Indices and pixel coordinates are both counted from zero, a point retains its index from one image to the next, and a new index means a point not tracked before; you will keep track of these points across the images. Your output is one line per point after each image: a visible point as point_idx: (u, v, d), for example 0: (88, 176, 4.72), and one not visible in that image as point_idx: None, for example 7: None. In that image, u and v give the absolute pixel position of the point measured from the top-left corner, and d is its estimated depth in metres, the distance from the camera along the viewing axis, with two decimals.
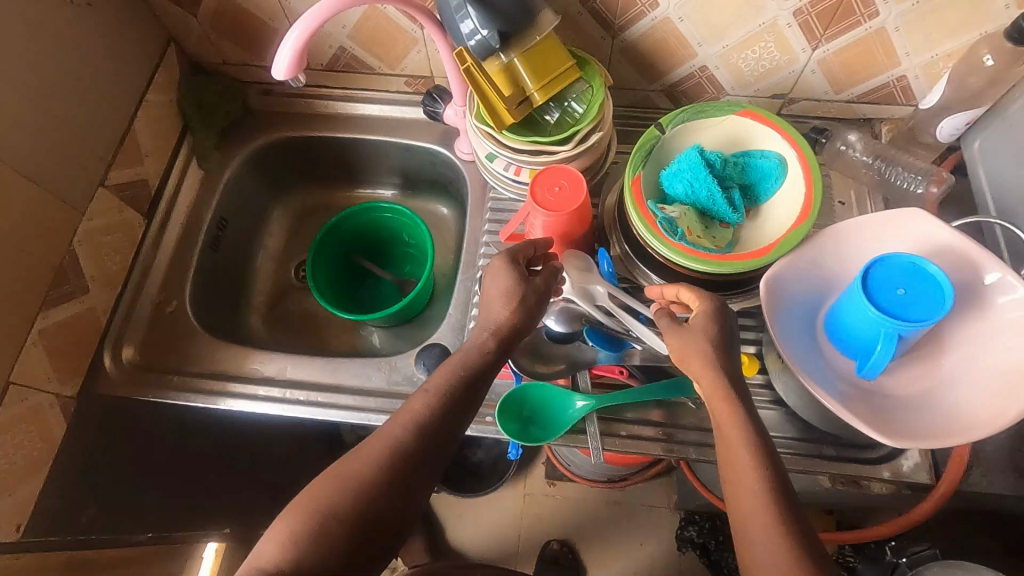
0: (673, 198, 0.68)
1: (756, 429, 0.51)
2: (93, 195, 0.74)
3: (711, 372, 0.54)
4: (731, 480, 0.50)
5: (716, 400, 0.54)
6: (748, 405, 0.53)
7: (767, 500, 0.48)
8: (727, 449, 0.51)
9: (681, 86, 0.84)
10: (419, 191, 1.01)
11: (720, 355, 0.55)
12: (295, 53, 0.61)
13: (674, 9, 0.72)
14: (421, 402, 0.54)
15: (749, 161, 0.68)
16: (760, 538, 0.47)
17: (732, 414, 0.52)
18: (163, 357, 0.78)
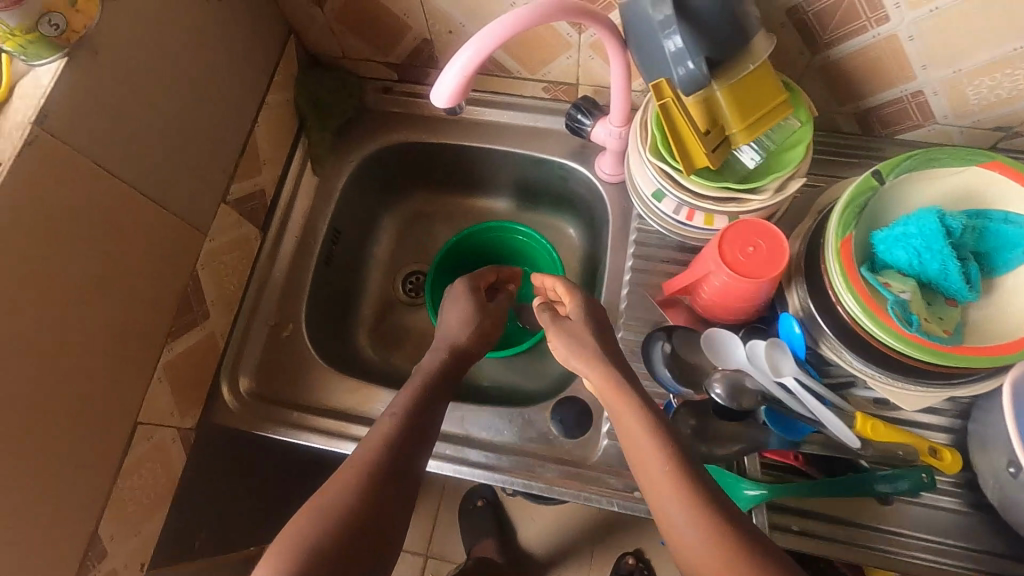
0: (890, 266, 0.57)
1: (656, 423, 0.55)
2: (216, 213, 0.68)
3: (606, 373, 0.60)
4: (644, 470, 0.54)
5: (614, 395, 0.59)
6: (654, 408, 0.57)
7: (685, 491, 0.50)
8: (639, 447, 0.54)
9: (880, 111, 0.70)
10: (540, 204, 0.92)
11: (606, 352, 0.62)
12: (464, 78, 0.52)
13: (908, 26, 0.58)
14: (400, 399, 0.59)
15: (991, 225, 0.54)
16: (690, 523, 0.49)
17: (633, 412, 0.56)
18: (280, 386, 0.74)
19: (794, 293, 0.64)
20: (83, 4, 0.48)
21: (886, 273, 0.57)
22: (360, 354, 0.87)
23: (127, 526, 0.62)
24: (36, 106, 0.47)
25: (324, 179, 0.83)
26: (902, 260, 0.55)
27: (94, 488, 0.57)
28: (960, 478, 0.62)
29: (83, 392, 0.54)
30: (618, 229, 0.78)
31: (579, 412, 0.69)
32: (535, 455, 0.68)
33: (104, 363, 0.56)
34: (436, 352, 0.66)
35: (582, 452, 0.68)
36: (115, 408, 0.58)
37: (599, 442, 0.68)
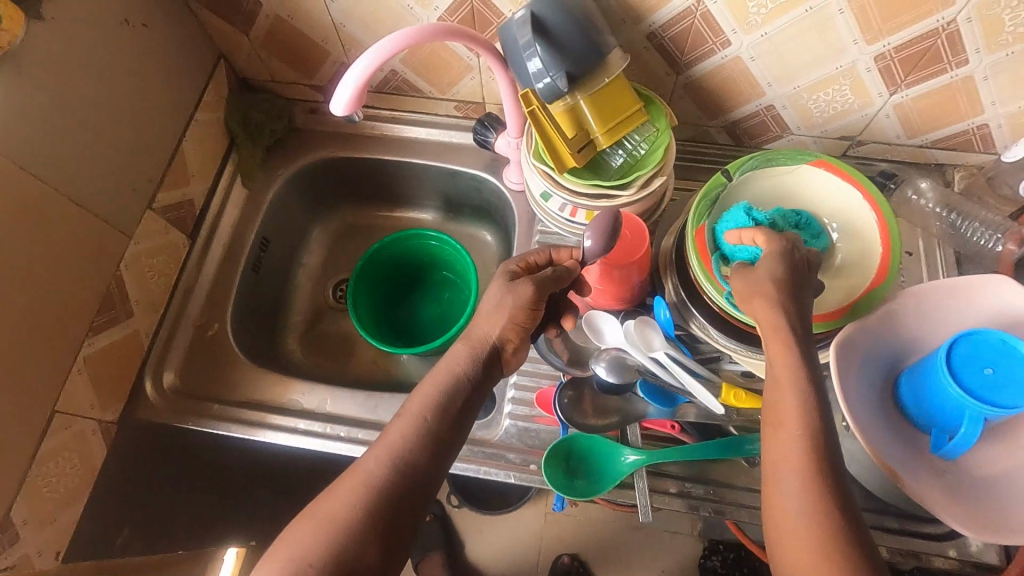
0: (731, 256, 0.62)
1: (822, 427, 0.47)
2: (142, 218, 0.73)
3: (797, 370, 0.49)
4: (771, 433, 0.49)
5: (776, 349, 0.51)
6: (808, 369, 0.49)
7: (818, 500, 0.45)
8: (782, 445, 0.48)
9: (745, 124, 0.80)
10: (462, 215, 0.99)
11: (788, 303, 0.51)
12: (356, 90, 0.60)
13: (747, 48, 0.68)
14: (408, 422, 0.55)
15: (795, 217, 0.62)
16: (797, 497, 0.45)
17: (788, 367, 0.49)
18: (205, 382, 0.78)
19: (670, 280, 0.71)
20: (7, 23, 0.55)
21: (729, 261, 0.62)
22: (290, 358, 0.91)
23: (43, 514, 0.64)
24: None
25: (253, 192, 0.89)
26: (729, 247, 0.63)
27: (9, 472, 0.60)
28: None
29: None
30: (522, 231, 0.85)
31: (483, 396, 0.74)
32: None
33: (23, 353, 0.60)
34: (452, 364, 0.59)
35: (485, 432, 0.73)
36: (32, 396, 0.61)
37: (500, 422, 0.73)
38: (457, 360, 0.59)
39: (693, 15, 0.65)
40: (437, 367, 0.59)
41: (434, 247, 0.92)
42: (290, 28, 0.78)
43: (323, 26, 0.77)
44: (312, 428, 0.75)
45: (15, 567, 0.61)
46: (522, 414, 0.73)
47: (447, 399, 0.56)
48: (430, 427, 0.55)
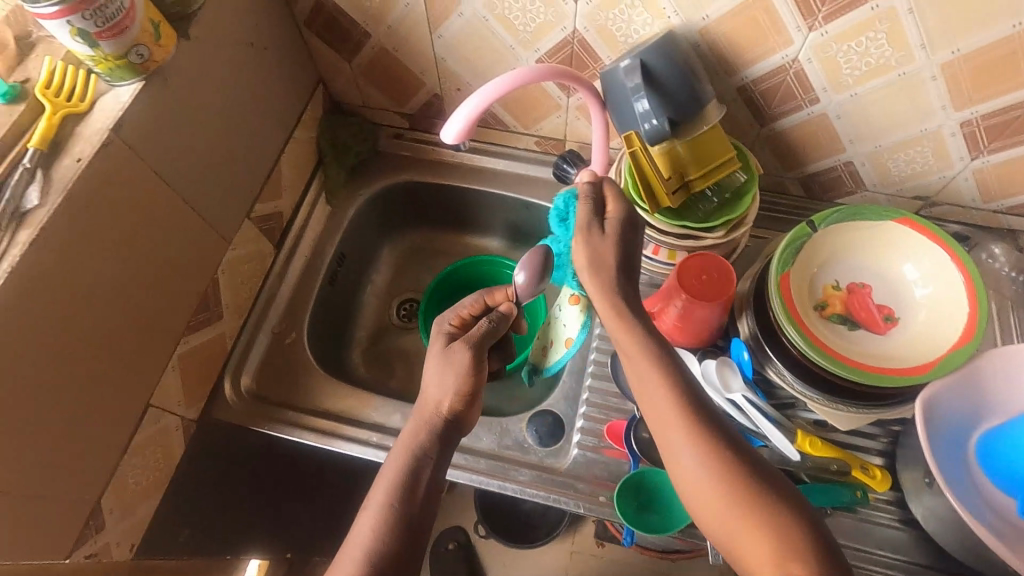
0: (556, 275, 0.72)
1: (658, 351, 0.55)
2: (241, 226, 0.77)
3: (632, 335, 0.56)
4: (658, 421, 0.54)
5: (620, 330, 0.56)
6: (656, 341, 0.56)
7: (700, 446, 0.52)
8: (652, 398, 0.55)
9: (820, 177, 0.83)
10: (527, 245, 1.02)
11: (619, 278, 0.57)
12: (468, 120, 0.63)
13: (835, 106, 0.71)
14: (384, 482, 0.56)
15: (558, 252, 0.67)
16: (695, 465, 0.51)
17: (636, 342, 0.55)
18: (280, 388, 0.80)
19: (745, 324, 0.73)
20: (164, 40, 0.58)
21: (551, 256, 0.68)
22: (353, 371, 0.93)
23: (125, 505, 0.65)
24: (116, 116, 0.56)
25: (336, 209, 0.93)
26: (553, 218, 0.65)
27: (105, 461, 0.62)
28: (892, 497, 0.69)
29: (110, 369, 0.60)
30: None
31: (552, 423, 0.76)
32: (510, 460, 0.74)
33: (133, 347, 0.63)
34: (418, 418, 0.60)
35: (553, 459, 0.74)
36: (134, 389, 0.64)
37: (569, 451, 0.74)
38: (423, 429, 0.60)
39: (786, 72, 0.69)
40: (405, 433, 0.60)
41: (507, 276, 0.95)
42: (392, 59, 0.83)
43: (425, 60, 0.81)
44: (381, 441, 0.77)
45: (97, 556, 0.62)
46: (591, 445, 0.74)
47: (417, 474, 0.56)
48: (404, 508, 0.54)
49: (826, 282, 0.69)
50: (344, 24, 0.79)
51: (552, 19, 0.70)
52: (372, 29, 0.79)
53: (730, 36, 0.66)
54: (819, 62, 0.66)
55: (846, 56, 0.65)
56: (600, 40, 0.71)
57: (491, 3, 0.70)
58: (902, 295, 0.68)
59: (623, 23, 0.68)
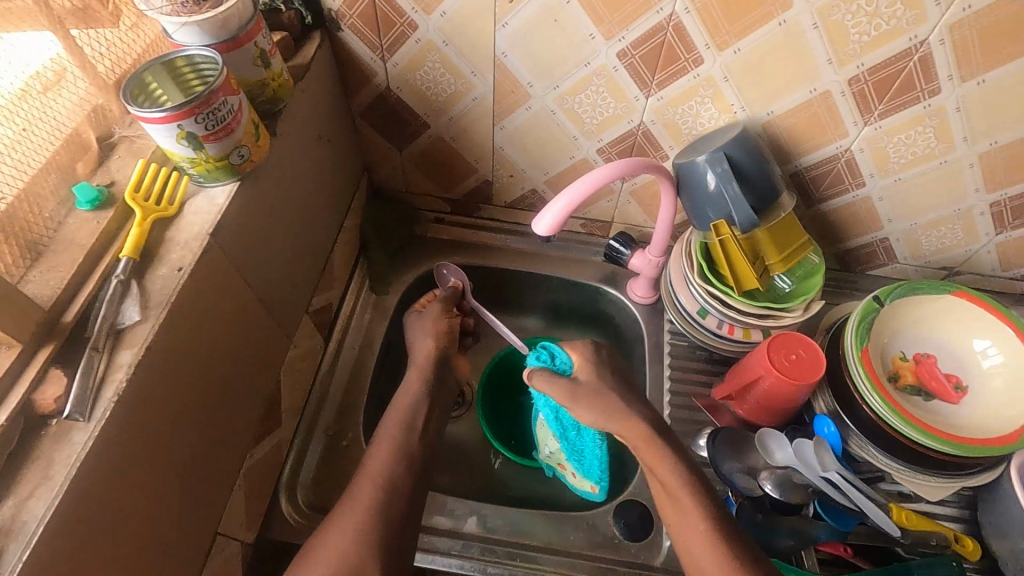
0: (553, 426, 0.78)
1: (687, 472, 0.59)
2: (300, 321, 0.72)
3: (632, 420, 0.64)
4: (679, 536, 0.56)
5: (647, 448, 0.62)
6: (678, 453, 0.62)
7: (721, 549, 0.53)
8: (684, 532, 0.55)
9: (856, 252, 0.88)
10: (567, 323, 1.01)
11: (627, 391, 0.69)
12: (559, 216, 0.64)
13: (879, 190, 0.77)
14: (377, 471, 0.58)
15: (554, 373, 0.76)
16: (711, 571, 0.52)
17: (660, 454, 0.61)
18: (339, 498, 0.73)
19: (819, 396, 0.73)
20: (262, 140, 0.56)
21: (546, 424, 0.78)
22: None
23: None
24: (213, 219, 0.52)
25: (380, 296, 0.89)
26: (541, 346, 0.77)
27: None
28: (983, 566, 0.69)
29: (188, 498, 0.53)
30: (651, 341, 0.87)
31: (641, 515, 0.72)
32: (604, 560, 0.69)
33: (208, 466, 0.56)
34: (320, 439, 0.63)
35: (648, 555, 0.70)
36: (207, 516, 0.56)
37: (662, 544, 0.70)
38: (420, 388, 0.68)
39: (838, 160, 0.74)
40: (389, 416, 0.65)
41: None
42: (446, 146, 0.83)
43: (481, 148, 0.82)
44: (463, 551, 0.69)
45: None
46: None
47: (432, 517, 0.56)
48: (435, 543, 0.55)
49: (894, 352, 0.72)
50: (403, 115, 0.79)
51: (620, 113, 0.73)
52: (432, 119, 0.79)
53: (791, 129, 0.71)
54: (870, 152, 0.72)
55: (895, 147, 0.71)
56: (665, 131, 0.74)
57: (561, 97, 0.73)
58: (964, 362, 0.71)
59: (690, 118, 0.72)
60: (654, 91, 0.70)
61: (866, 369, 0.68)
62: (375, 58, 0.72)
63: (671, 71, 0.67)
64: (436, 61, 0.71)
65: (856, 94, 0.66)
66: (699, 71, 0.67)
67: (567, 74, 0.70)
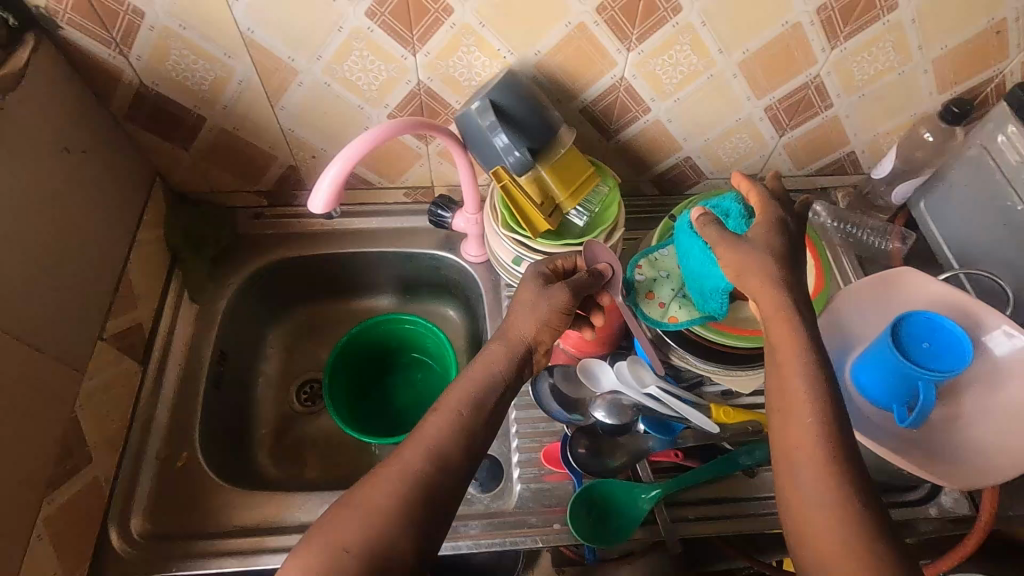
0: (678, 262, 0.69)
1: (821, 363, 0.50)
2: (94, 349, 0.67)
3: (775, 295, 0.52)
4: (787, 434, 0.48)
5: (778, 335, 0.51)
6: (816, 343, 0.51)
7: (832, 465, 0.46)
8: (792, 437, 0.48)
9: (668, 176, 0.91)
10: (419, 294, 1.00)
11: (774, 272, 0.53)
12: (334, 185, 0.62)
13: (665, 112, 0.79)
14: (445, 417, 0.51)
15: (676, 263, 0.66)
16: (811, 481, 0.46)
17: (796, 352, 0.50)
18: (181, 521, 0.70)
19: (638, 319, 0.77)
20: None
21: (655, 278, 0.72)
22: (262, 473, 0.84)
23: None
24: None
25: (204, 305, 0.85)
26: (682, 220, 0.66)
27: None
28: None
29: None
30: (491, 298, 0.88)
31: (491, 466, 0.74)
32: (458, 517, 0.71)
33: None
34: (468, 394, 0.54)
35: (500, 502, 0.72)
36: None
37: (513, 489, 0.72)
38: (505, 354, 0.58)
39: (617, 90, 0.76)
40: None
41: (408, 330, 0.90)
42: (233, 137, 0.78)
43: (270, 133, 0.78)
44: None
45: None
46: (533, 476, 0.73)
47: None
48: None
49: None
50: (172, 110, 0.74)
51: (395, 75, 0.71)
52: (205, 110, 0.74)
53: (563, 66, 0.72)
54: (642, 77, 0.74)
55: (663, 68, 0.73)
56: (444, 86, 0.73)
57: (328, 68, 0.70)
58: None
59: (464, 69, 0.71)
60: (418, 47, 0.68)
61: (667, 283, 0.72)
62: (113, 54, 0.66)
63: (426, 24, 0.66)
64: (181, 47, 0.66)
65: (608, 22, 0.67)
66: (453, 20, 0.66)
67: (325, 42, 0.67)
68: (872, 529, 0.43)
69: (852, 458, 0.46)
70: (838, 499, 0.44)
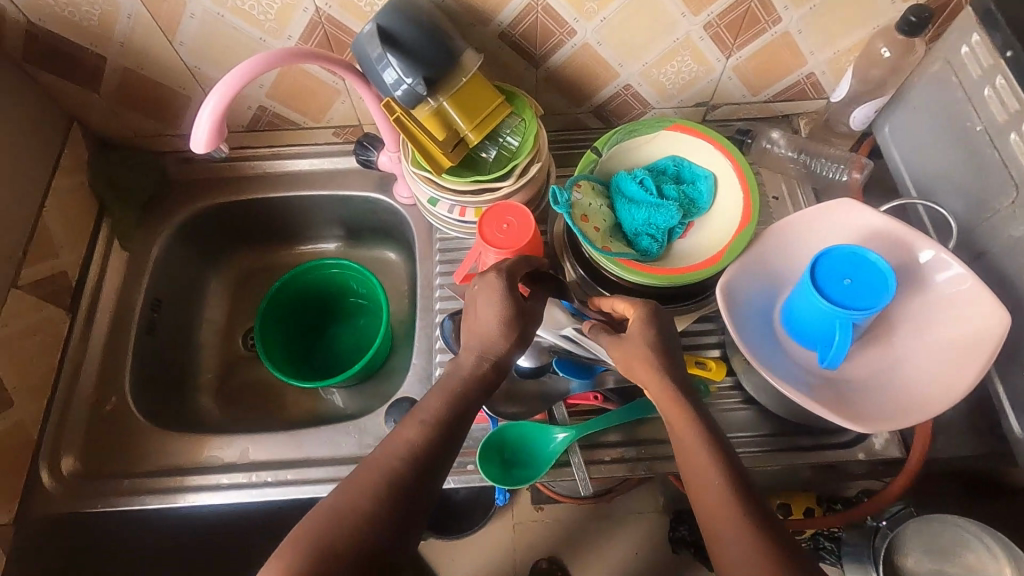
0: (621, 206, 0.69)
1: (709, 425, 0.52)
2: (6, 297, 0.68)
3: (662, 380, 0.54)
4: (697, 491, 0.49)
5: (671, 408, 0.53)
6: (705, 411, 0.53)
7: (745, 512, 0.46)
8: (702, 496, 0.48)
9: (609, 106, 0.85)
10: (363, 238, 0.98)
11: (659, 358, 0.55)
12: (212, 125, 0.59)
13: (592, 34, 0.73)
14: (417, 429, 0.50)
15: (685, 191, 0.70)
16: (731, 534, 0.45)
17: (686, 415, 0.52)
18: (109, 460, 0.72)
19: (567, 261, 0.74)
20: None
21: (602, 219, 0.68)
22: (203, 415, 0.86)
23: None
24: None
25: (135, 252, 0.85)
26: (620, 177, 0.69)
27: None
28: (733, 382, 0.74)
29: None
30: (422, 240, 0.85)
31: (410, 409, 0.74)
32: None
33: None
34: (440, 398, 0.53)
35: None
36: None
37: None
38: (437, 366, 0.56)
39: (534, 10, 0.70)
40: None
41: (336, 276, 0.89)
42: (140, 77, 0.75)
43: (177, 72, 0.75)
44: (236, 479, 0.71)
45: None
46: None
47: None
48: None
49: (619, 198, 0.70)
50: (67, 50, 0.71)
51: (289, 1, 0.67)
52: (102, 49, 0.71)
53: None
54: None
55: None
56: (345, 12, 0.68)
57: None
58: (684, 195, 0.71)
59: None
60: None
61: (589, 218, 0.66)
62: None
63: None
64: None
65: None
66: None
67: None
68: (784, 552, 0.44)
69: (756, 506, 0.47)
70: (756, 543, 0.44)
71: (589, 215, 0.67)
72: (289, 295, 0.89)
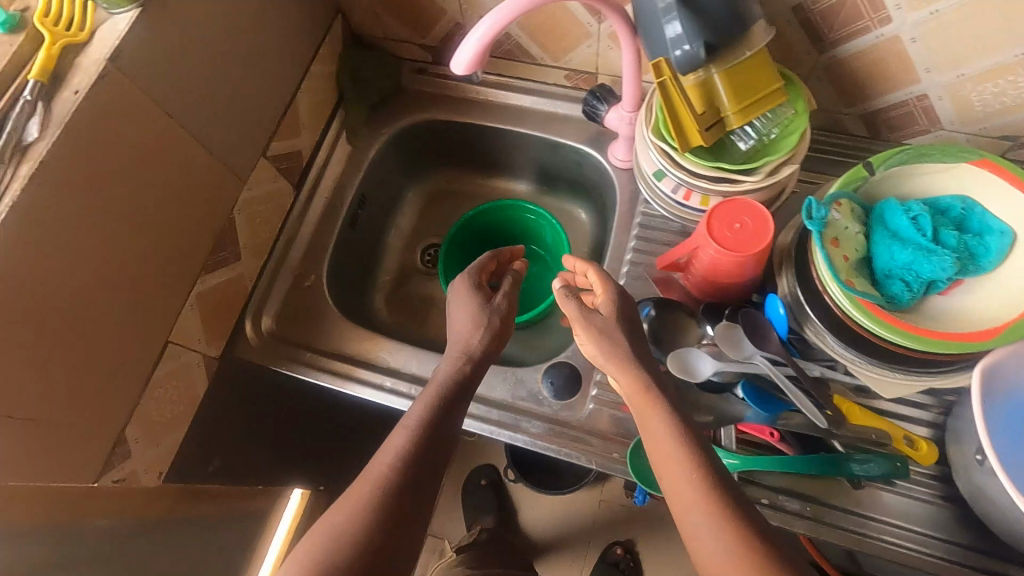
0: (879, 241, 0.58)
1: (679, 419, 0.54)
2: (256, 163, 0.75)
3: (632, 371, 0.57)
4: (665, 482, 0.52)
5: (642, 399, 0.56)
6: (677, 407, 0.55)
7: (715, 515, 0.48)
8: (676, 493, 0.51)
9: (888, 115, 0.72)
10: (556, 187, 0.96)
11: (631, 347, 0.59)
12: (477, 52, 0.58)
13: (911, 26, 0.60)
14: (404, 434, 0.56)
15: (969, 242, 0.57)
16: (707, 533, 0.48)
17: (661, 415, 0.54)
18: (299, 331, 0.80)
19: (784, 277, 0.65)
20: None
21: (852, 250, 0.58)
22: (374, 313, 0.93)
23: (151, 434, 0.68)
24: (112, 45, 0.54)
25: (357, 149, 0.90)
26: (889, 205, 0.59)
27: (127, 394, 0.64)
28: (938, 472, 0.63)
29: (123, 307, 0.61)
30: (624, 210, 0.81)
31: (570, 376, 0.73)
32: (524, 411, 0.72)
33: (148, 285, 0.63)
34: (453, 360, 0.64)
35: (568, 413, 0.71)
36: (151, 325, 0.65)
37: (584, 406, 0.71)
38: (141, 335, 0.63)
39: None
40: None
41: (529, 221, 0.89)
42: None
43: None
44: (397, 387, 0.75)
45: (125, 480, 0.66)
46: (609, 400, 0.70)
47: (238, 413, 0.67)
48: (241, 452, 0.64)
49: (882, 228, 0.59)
50: None
51: None
52: None
53: None
54: None
55: None
56: None
57: None
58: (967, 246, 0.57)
59: None
60: None
61: (838, 244, 0.57)
62: None
63: None
64: None
65: None
66: None
67: None
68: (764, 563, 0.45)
69: (738, 512, 0.48)
70: (733, 549, 0.46)
71: (839, 241, 0.58)
72: (476, 228, 0.91)
